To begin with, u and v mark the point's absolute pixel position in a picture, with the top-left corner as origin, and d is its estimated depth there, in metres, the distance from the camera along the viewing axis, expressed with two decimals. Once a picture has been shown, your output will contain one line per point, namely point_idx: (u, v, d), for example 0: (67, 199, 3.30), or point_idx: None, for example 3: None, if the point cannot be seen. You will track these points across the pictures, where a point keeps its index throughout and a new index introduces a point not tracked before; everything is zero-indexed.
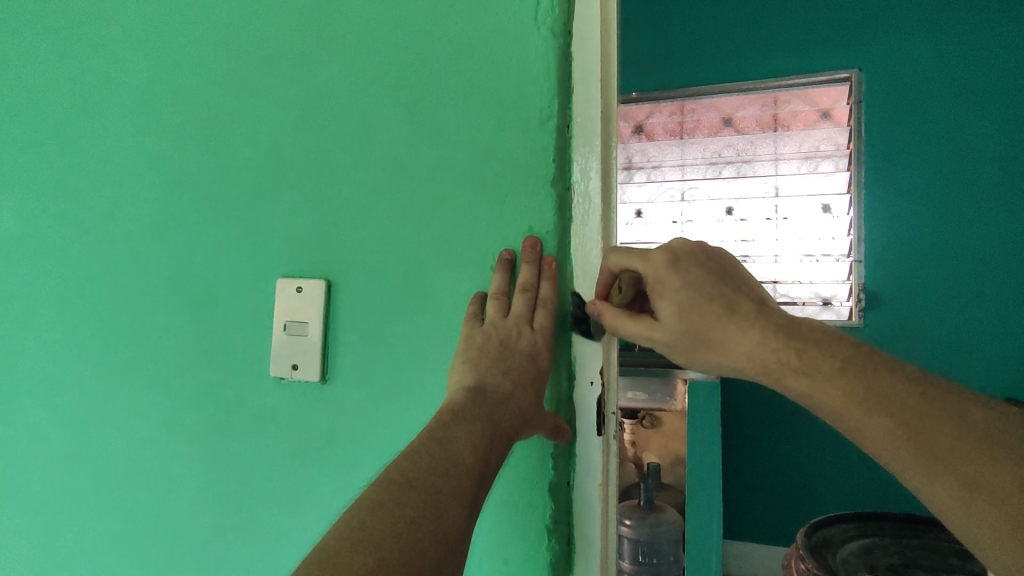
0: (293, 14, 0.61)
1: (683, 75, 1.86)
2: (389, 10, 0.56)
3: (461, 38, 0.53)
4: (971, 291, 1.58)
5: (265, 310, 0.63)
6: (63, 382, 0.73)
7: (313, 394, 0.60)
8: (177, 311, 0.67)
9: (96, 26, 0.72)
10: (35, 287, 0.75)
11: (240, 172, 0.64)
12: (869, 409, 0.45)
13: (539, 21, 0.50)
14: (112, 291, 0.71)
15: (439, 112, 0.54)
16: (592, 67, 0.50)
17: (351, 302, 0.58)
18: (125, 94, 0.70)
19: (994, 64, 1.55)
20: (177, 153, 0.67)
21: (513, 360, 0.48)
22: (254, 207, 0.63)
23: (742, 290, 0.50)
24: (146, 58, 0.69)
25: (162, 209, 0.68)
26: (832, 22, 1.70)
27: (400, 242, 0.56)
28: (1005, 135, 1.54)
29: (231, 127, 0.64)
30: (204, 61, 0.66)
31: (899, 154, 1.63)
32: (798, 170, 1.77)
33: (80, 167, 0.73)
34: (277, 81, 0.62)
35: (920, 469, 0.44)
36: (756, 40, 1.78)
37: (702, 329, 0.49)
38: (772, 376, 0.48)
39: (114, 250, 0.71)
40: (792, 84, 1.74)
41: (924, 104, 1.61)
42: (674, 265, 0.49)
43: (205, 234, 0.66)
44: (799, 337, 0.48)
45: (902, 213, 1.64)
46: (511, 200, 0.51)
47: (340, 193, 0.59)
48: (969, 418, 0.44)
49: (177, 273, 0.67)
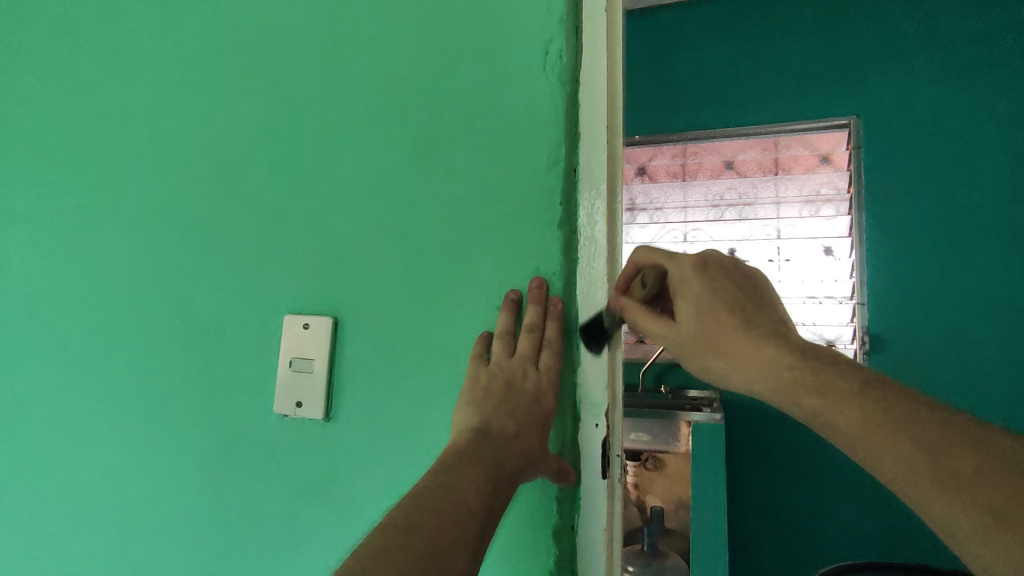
0: (306, 61, 0.63)
1: (684, 118, 1.90)
2: (399, 55, 0.58)
3: (471, 82, 0.55)
4: (977, 334, 1.58)
5: (271, 348, 0.63)
6: (64, 413, 0.73)
7: (317, 433, 0.60)
8: (184, 344, 0.67)
9: (112, 67, 0.74)
10: (41, 326, 0.75)
11: (251, 211, 0.65)
12: (885, 431, 0.46)
13: (547, 69, 0.52)
14: (119, 323, 0.71)
15: (447, 154, 0.55)
16: (597, 113, 0.51)
17: (357, 340, 0.59)
18: (140, 130, 0.72)
19: (991, 114, 1.59)
20: (189, 187, 0.69)
21: (519, 399, 0.48)
22: (263, 244, 0.64)
23: (767, 312, 0.55)
24: (160, 97, 0.71)
25: (171, 244, 0.69)
26: (830, 70, 1.75)
27: (405, 282, 0.57)
28: (1009, 182, 1.57)
29: (241, 164, 0.66)
30: (218, 102, 0.68)
31: (899, 199, 1.66)
32: (800, 213, 1.82)
33: (90, 202, 0.74)
34: (290, 121, 0.63)
35: (938, 496, 0.43)
36: (755, 86, 1.83)
37: (716, 335, 0.53)
38: (786, 391, 0.51)
39: (123, 281, 0.71)
40: (791, 129, 1.79)
41: (927, 149, 1.64)
42: (701, 271, 0.56)
43: (213, 272, 0.67)
44: (814, 357, 0.51)
45: (904, 256, 1.65)
46: (517, 241, 0.52)
47: (349, 230, 0.60)
48: (996, 448, 0.43)
49: (185, 307, 0.68)
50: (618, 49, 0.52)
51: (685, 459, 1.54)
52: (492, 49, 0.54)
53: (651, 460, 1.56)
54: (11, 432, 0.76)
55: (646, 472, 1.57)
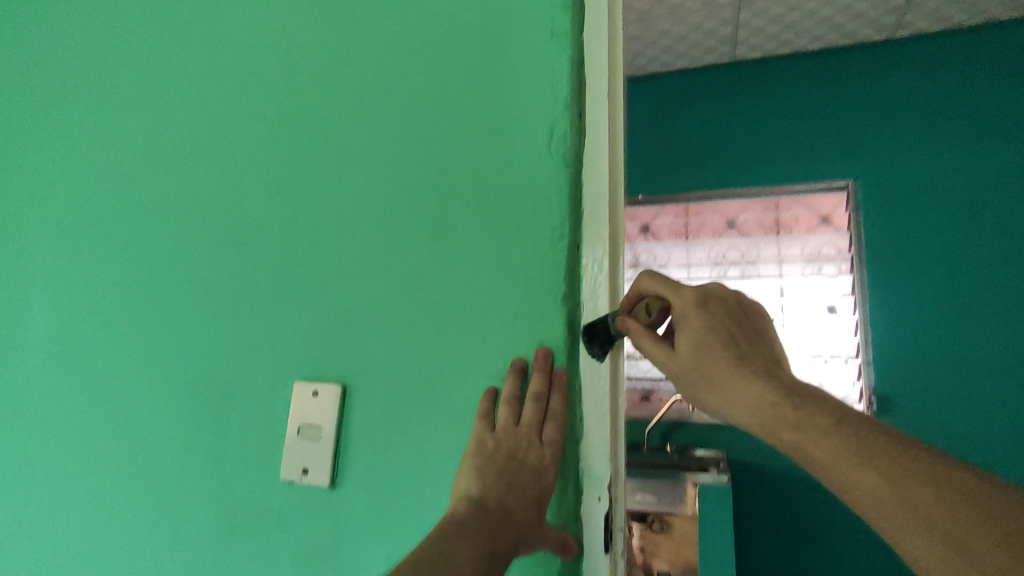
0: (325, 139, 0.66)
1: (684, 178, 2.01)
2: (414, 136, 0.62)
3: (482, 163, 0.58)
4: (989, 396, 1.56)
5: (280, 415, 0.64)
6: (71, 475, 0.74)
7: (321, 501, 0.60)
8: (195, 408, 0.69)
9: (141, 140, 0.79)
10: (56, 386, 0.77)
11: (267, 279, 0.67)
12: (859, 465, 0.45)
13: (554, 152, 0.55)
14: (131, 385, 0.73)
15: (457, 230, 0.58)
16: (601, 192, 0.54)
17: (366, 409, 0.60)
18: (163, 198, 0.75)
19: (990, 178, 1.64)
20: (208, 254, 0.71)
21: (520, 471, 0.49)
22: (277, 311, 0.66)
23: (760, 348, 0.52)
24: (184, 168, 0.75)
25: (187, 309, 0.71)
26: (826, 135, 1.84)
27: (414, 352, 0.58)
28: (1012, 244, 1.59)
29: (260, 233, 0.69)
30: (240, 174, 0.71)
31: (900, 260, 1.69)
32: (802, 272, 1.86)
33: (110, 266, 0.77)
34: (309, 194, 0.66)
35: (910, 528, 0.43)
36: (754, 148, 1.93)
37: (708, 371, 0.50)
38: (771, 429, 0.48)
39: (138, 344, 0.73)
40: (791, 191, 1.88)
41: (927, 210, 1.68)
42: (704, 306, 0.51)
43: (228, 337, 0.68)
44: (803, 397, 0.48)
45: (908, 316, 1.66)
46: (523, 316, 0.54)
47: (362, 300, 0.62)
48: (954, 479, 0.44)
49: (198, 371, 0.69)
50: (620, 136, 0.56)
51: (692, 522, 1.47)
52: (502, 133, 0.57)
53: (657, 522, 1.50)
54: (20, 492, 0.76)
55: (652, 534, 1.50)
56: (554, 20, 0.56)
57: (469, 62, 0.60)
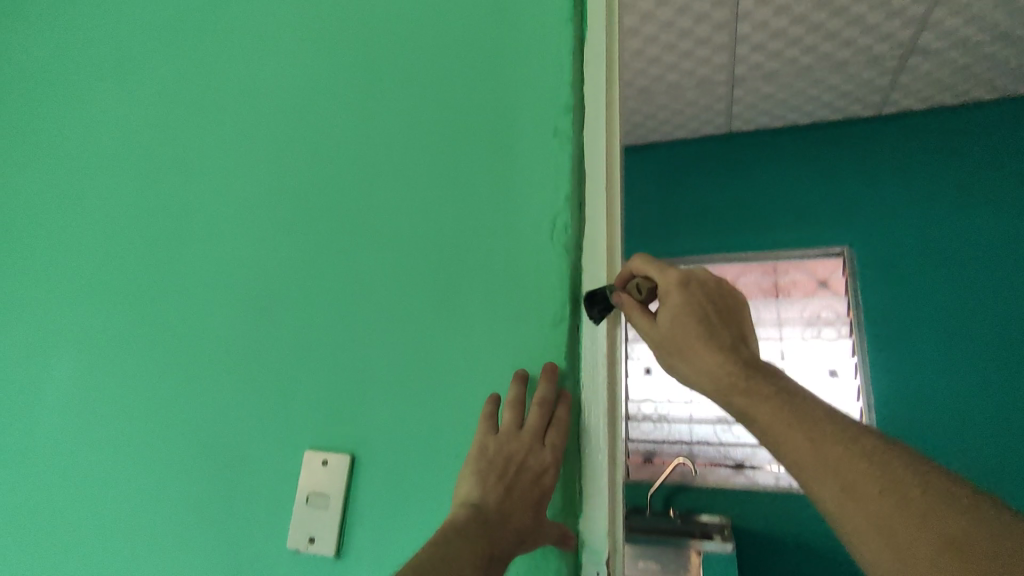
0: (333, 202, 0.67)
1: (685, 243, 2.15)
2: (421, 198, 0.62)
3: (486, 225, 0.58)
4: (990, 449, 1.66)
5: (288, 483, 0.62)
6: (61, 549, 0.71)
7: (326, 572, 0.58)
8: (197, 475, 0.67)
9: (145, 206, 0.79)
10: (47, 455, 0.75)
11: (271, 341, 0.67)
12: (788, 423, 0.48)
13: (551, 215, 0.55)
14: (128, 454, 0.71)
15: (463, 292, 0.57)
16: (597, 253, 0.55)
17: (375, 478, 0.58)
18: (167, 262, 0.76)
19: (979, 246, 1.80)
20: (212, 317, 0.71)
21: (521, 474, 0.47)
22: (282, 373, 0.65)
23: (730, 326, 0.54)
24: (191, 232, 0.75)
25: (186, 373, 0.70)
26: (821, 208, 2.01)
27: (421, 417, 0.57)
28: (999, 304, 1.74)
29: (265, 295, 0.68)
30: (244, 237, 0.72)
31: (896, 322, 1.83)
32: (802, 334, 1.98)
33: (111, 330, 0.76)
34: (318, 256, 0.66)
35: (814, 476, 0.46)
36: (752, 218, 2.09)
37: (679, 343, 0.52)
38: (720, 392, 0.51)
39: (137, 410, 0.72)
40: (789, 257, 2.04)
41: (919, 275, 1.84)
42: (684, 286, 0.53)
43: (229, 408, 0.67)
44: (756, 368, 0.51)
45: (907, 376, 1.78)
46: (530, 379, 0.53)
47: (369, 364, 0.61)
48: (860, 442, 0.46)
49: (200, 437, 0.68)
50: (615, 197, 0.56)
51: None
52: (506, 195, 0.57)
53: None
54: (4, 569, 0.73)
55: None
56: (563, 87, 0.57)
57: (477, 127, 0.60)
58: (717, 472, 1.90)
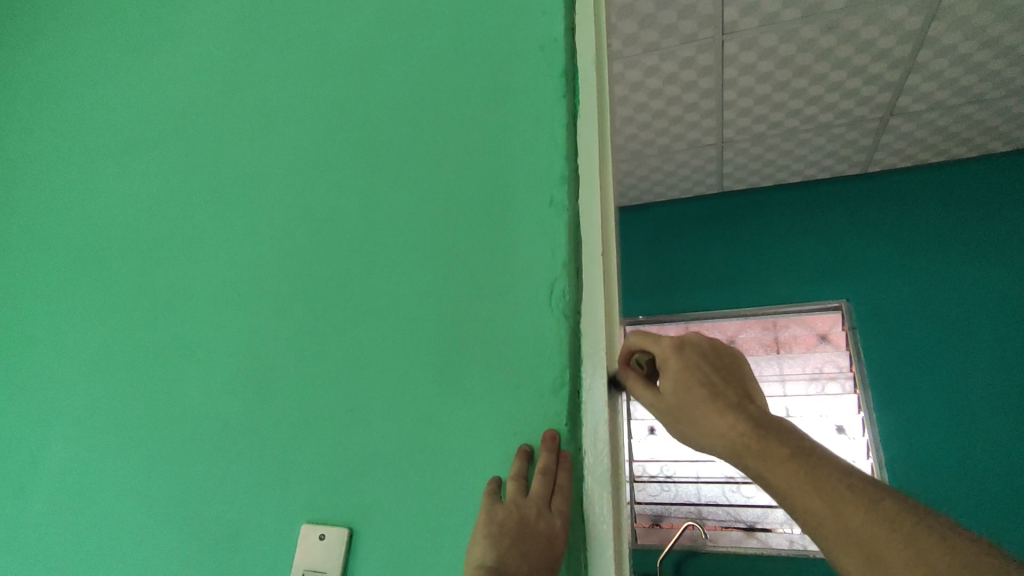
0: (331, 265, 0.68)
1: (684, 301, 2.17)
2: (421, 258, 0.63)
3: (487, 281, 0.59)
4: (1009, 505, 1.62)
5: (283, 561, 0.59)
6: None
7: None
8: (184, 555, 0.63)
9: (142, 276, 0.80)
10: (32, 536, 0.72)
11: (267, 407, 0.65)
12: (803, 491, 0.48)
13: (552, 265, 0.56)
14: (113, 533, 0.68)
15: (463, 351, 0.58)
16: (595, 299, 0.55)
17: (374, 553, 0.55)
18: (162, 330, 0.75)
19: (979, 296, 1.82)
20: (206, 385, 0.70)
21: (532, 541, 0.46)
22: (277, 441, 0.64)
23: (734, 383, 0.54)
24: (187, 301, 0.75)
25: (178, 443, 0.69)
26: (816, 264, 2.04)
27: (422, 484, 0.55)
28: (1004, 355, 1.74)
29: (261, 360, 0.68)
30: (242, 303, 0.72)
31: (901, 376, 1.82)
32: (806, 390, 1.92)
33: (102, 402, 0.75)
34: (316, 320, 0.66)
35: (838, 543, 0.47)
36: (750, 274, 2.11)
37: (687, 409, 0.52)
38: (735, 454, 0.50)
39: (123, 486, 0.70)
40: (788, 312, 2.03)
41: (921, 328, 1.85)
42: (680, 350, 0.54)
43: (220, 484, 0.65)
44: (768, 428, 0.50)
45: (916, 433, 1.75)
46: (534, 434, 0.53)
47: (368, 429, 0.60)
48: (880, 504, 0.46)
49: (189, 513, 0.65)
50: (612, 244, 0.58)
51: None
52: (506, 251, 0.59)
53: None
54: None
55: None
56: (556, 149, 0.60)
57: (474, 191, 0.63)
58: (729, 535, 1.85)
